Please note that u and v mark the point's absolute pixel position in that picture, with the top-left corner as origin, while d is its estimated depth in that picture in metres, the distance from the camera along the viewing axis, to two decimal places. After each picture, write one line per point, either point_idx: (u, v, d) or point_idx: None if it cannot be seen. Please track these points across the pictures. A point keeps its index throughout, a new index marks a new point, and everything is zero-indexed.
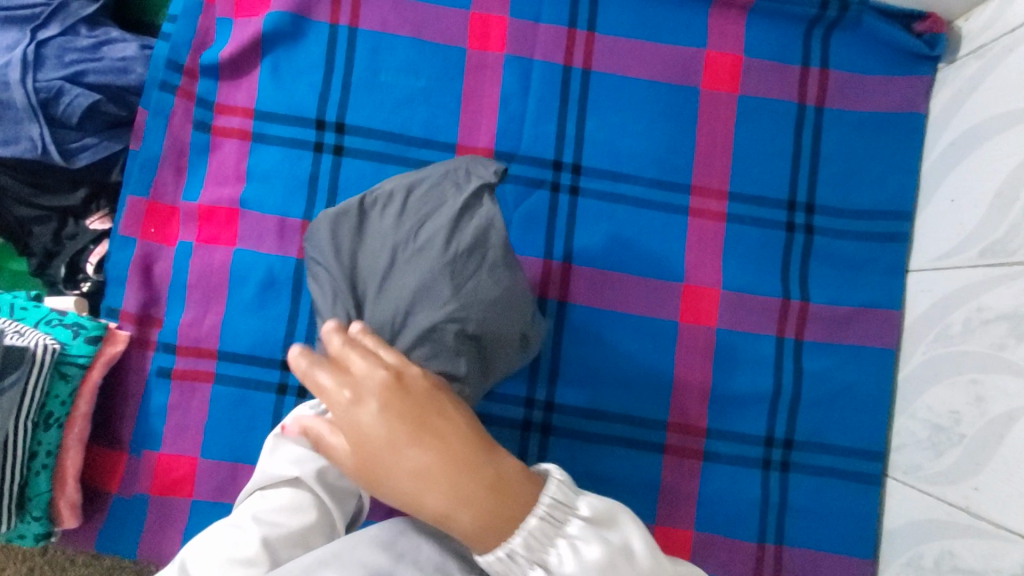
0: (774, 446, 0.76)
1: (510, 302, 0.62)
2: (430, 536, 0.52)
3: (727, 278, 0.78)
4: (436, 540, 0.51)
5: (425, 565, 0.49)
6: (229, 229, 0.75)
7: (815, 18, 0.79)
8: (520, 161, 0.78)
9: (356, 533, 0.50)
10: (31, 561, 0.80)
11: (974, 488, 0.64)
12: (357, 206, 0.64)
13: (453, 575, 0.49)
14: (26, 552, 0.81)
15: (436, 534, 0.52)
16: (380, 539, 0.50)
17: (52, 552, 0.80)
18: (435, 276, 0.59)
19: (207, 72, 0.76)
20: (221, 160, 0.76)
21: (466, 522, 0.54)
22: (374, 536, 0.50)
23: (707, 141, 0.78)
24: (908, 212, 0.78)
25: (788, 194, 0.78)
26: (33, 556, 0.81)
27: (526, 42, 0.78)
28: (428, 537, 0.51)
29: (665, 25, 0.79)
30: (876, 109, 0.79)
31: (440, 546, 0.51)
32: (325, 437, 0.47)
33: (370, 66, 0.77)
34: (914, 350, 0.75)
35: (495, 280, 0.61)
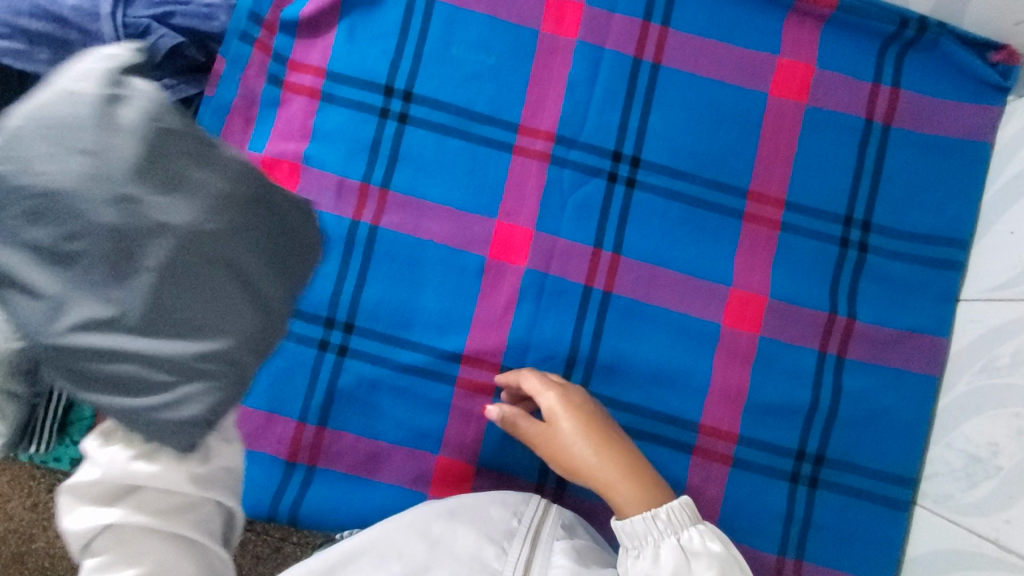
0: (804, 460, 0.76)
1: (231, 203, 0.41)
2: (465, 525, 0.61)
3: (775, 287, 0.77)
4: (471, 528, 0.61)
5: (460, 552, 0.59)
6: (289, 183, 0.76)
7: (892, 36, 0.78)
8: (579, 148, 0.78)
9: (398, 517, 0.62)
10: (36, 497, 0.82)
11: (1006, 521, 0.63)
12: None
13: (484, 561, 0.59)
14: (31, 488, 0.82)
15: (470, 523, 0.61)
16: (420, 526, 0.61)
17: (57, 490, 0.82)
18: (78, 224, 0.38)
19: (286, 28, 0.78)
20: (289, 116, 0.77)
21: (500, 513, 0.63)
22: (415, 523, 0.61)
23: (770, 148, 0.78)
24: (965, 240, 0.77)
25: (845, 210, 0.78)
26: (39, 493, 0.82)
27: (599, 31, 0.79)
28: (464, 525, 0.61)
29: (740, 28, 0.79)
30: (944, 134, 0.78)
31: (474, 534, 0.60)
32: (520, 421, 0.70)
33: (443, 39, 0.78)
34: (957, 379, 0.74)
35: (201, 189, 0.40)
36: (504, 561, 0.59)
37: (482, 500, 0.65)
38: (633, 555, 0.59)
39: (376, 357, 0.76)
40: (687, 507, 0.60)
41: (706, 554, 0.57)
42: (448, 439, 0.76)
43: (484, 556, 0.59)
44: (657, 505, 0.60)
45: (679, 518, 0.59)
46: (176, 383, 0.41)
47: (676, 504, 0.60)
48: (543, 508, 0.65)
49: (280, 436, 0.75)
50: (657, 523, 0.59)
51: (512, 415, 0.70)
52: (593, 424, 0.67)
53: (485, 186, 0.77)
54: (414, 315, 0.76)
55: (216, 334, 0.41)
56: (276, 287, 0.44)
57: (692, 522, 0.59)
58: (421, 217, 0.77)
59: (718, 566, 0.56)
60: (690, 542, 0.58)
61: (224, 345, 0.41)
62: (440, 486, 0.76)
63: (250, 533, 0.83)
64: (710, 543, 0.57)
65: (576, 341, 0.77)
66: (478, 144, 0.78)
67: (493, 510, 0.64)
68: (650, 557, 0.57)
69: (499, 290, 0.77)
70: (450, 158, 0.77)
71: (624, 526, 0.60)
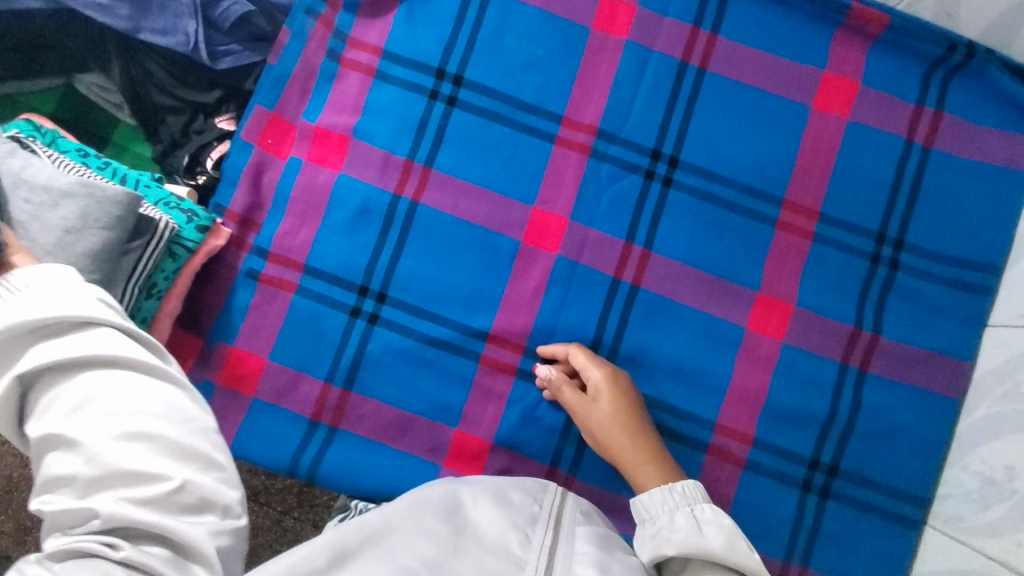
0: (816, 470, 0.76)
1: None
2: (488, 510, 0.61)
3: (802, 296, 0.78)
4: (494, 513, 0.60)
5: (485, 537, 0.58)
6: (338, 154, 0.79)
7: (938, 60, 0.79)
8: (620, 144, 0.80)
9: (423, 497, 0.60)
10: None
11: (1018, 543, 0.64)
12: None
13: (508, 547, 0.58)
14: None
15: (494, 508, 0.61)
16: (444, 508, 0.59)
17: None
18: None
19: (348, 7, 0.82)
20: (344, 90, 0.81)
21: (522, 499, 0.64)
22: (439, 504, 0.60)
23: (808, 159, 0.79)
24: (997, 267, 0.77)
25: (879, 226, 0.78)
26: None
27: (649, 32, 0.81)
28: (488, 512, 0.60)
29: (788, 40, 0.80)
30: (984, 159, 0.78)
31: (498, 518, 0.60)
32: (563, 389, 0.75)
33: (497, 28, 0.80)
34: (978, 403, 0.74)
35: None
36: (528, 547, 0.58)
37: (503, 486, 0.65)
38: (648, 525, 0.65)
39: (404, 327, 0.78)
40: (699, 489, 0.67)
41: (715, 522, 0.61)
42: (467, 415, 0.78)
43: (508, 542, 0.58)
44: (674, 481, 0.67)
45: (693, 494, 0.66)
46: None
47: (689, 483, 0.67)
48: (561, 499, 0.65)
49: (306, 394, 0.78)
50: (673, 495, 0.66)
51: (558, 382, 0.75)
52: (630, 413, 0.73)
53: (525, 172, 0.80)
54: (445, 291, 0.78)
55: None
56: None
57: (703, 499, 0.65)
58: (460, 197, 0.79)
59: (726, 533, 0.60)
60: (701, 514, 0.63)
61: None
62: (455, 459, 0.78)
63: (254, 504, 0.87)
64: (719, 515, 0.62)
65: (600, 331, 0.78)
66: (521, 132, 0.80)
67: (515, 496, 0.64)
68: (663, 522, 0.64)
69: (529, 274, 0.79)
70: (494, 142, 0.80)
71: (643, 500, 0.67)
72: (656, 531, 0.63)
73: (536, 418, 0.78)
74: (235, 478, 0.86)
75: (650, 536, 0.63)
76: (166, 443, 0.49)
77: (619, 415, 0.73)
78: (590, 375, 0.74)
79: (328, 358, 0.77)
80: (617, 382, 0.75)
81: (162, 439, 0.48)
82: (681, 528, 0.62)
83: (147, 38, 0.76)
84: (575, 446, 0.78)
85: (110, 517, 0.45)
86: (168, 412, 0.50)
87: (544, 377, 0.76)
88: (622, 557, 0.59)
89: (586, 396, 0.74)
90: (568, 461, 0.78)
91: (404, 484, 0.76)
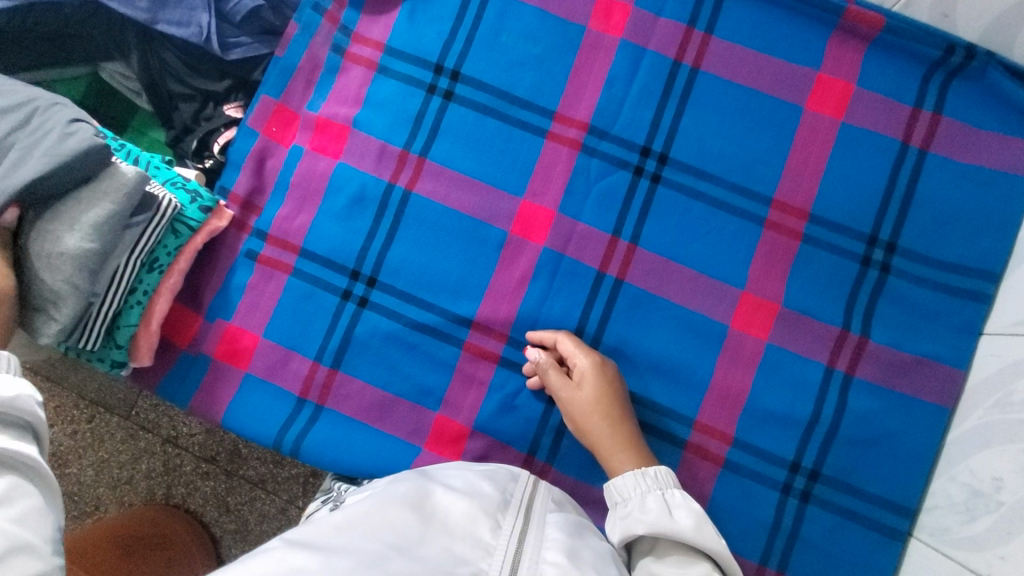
0: (798, 474, 0.75)
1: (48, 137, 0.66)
2: (456, 499, 0.57)
3: (789, 296, 0.77)
4: (462, 502, 0.57)
5: (454, 525, 0.55)
6: (337, 143, 0.83)
7: (937, 62, 0.78)
8: (610, 140, 0.81)
9: (391, 490, 0.57)
10: (77, 425, 0.94)
11: (1000, 557, 0.61)
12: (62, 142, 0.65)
13: (478, 535, 0.55)
14: (74, 417, 0.94)
15: (463, 495, 0.58)
16: (411, 499, 0.56)
17: (96, 423, 0.94)
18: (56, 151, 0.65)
19: (354, 4, 0.86)
20: (346, 83, 0.84)
21: (491, 489, 0.61)
22: (405, 495, 0.56)
23: (800, 159, 0.79)
24: (995, 274, 0.75)
25: (870, 229, 0.77)
26: (80, 421, 0.94)
27: (644, 32, 0.82)
28: (456, 499, 0.57)
29: (782, 41, 0.80)
30: (984, 164, 0.77)
31: (467, 507, 0.57)
32: (548, 374, 0.75)
33: (495, 26, 0.83)
34: (969, 413, 0.72)
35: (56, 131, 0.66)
36: (497, 534, 0.55)
37: (472, 477, 0.62)
38: (620, 507, 0.65)
39: (392, 311, 0.80)
40: (669, 474, 0.67)
41: (685, 505, 0.62)
42: (449, 400, 0.79)
43: (476, 530, 0.55)
44: (649, 466, 0.68)
45: (665, 480, 0.66)
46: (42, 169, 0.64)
47: (662, 468, 0.67)
48: (531, 488, 0.63)
49: (296, 371, 0.80)
50: (645, 479, 0.66)
51: (546, 365, 0.75)
52: (612, 402, 0.74)
53: (515, 165, 0.82)
54: (433, 277, 0.80)
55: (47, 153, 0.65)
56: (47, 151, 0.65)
57: (674, 485, 0.66)
58: (452, 187, 0.81)
59: (696, 517, 0.61)
60: (672, 498, 0.64)
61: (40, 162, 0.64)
62: (434, 443, 0.79)
63: (261, 491, 0.91)
64: (690, 500, 0.63)
65: (583, 322, 0.79)
66: (514, 126, 0.82)
67: (485, 486, 0.61)
68: (634, 504, 0.64)
69: (515, 265, 0.80)
70: (486, 136, 0.82)
71: (615, 483, 0.67)
72: (627, 513, 0.63)
73: (517, 407, 0.79)
74: (244, 465, 0.92)
75: (621, 518, 0.63)
76: None
77: (603, 405, 0.73)
78: (577, 362, 0.75)
79: (320, 338, 0.80)
80: (602, 372, 0.75)
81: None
82: (652, 510, 0.62)
83: (164, 30, 0.82)
84: (553, 437, 0.79)
85: None
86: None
87: (532, 359, 0.77)
88: (594, 543, 0.58)
89: (571, 382, 0.74)
90: (546, 451, 0.78)
91: (384, 466, 0.78)
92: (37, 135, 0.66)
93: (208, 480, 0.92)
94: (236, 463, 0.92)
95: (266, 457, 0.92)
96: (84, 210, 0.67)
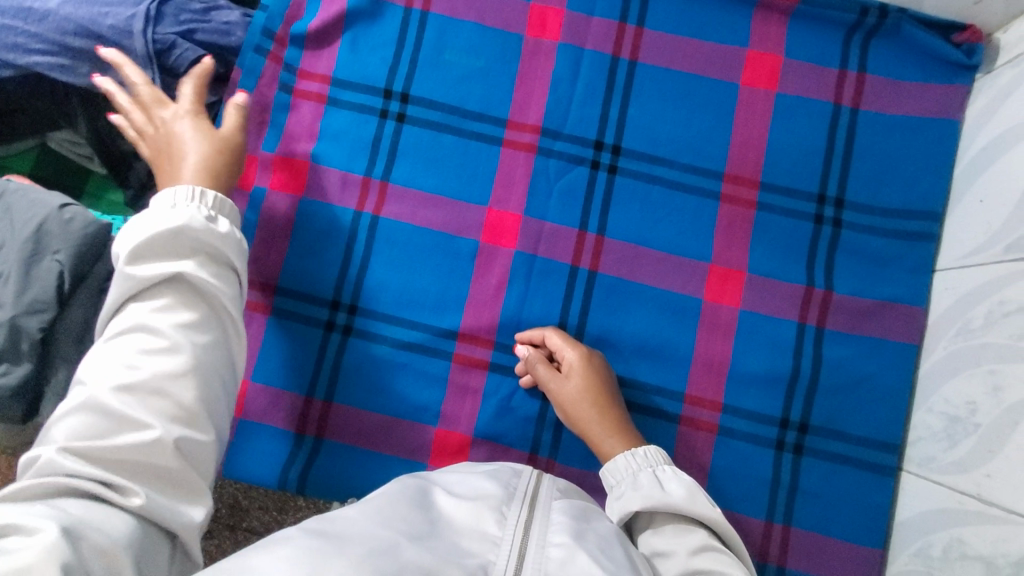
0: (788, 428, 0.78)
1: (57, 221, 0.67)
2: (461, 500, 0.58)
3: (753, 263, 0.81)
4: (467, 501, 0.58)
5: (460, 523, 0.56)
6: (299, 179, 0.84)
7: (854, 25, 0.83)
8: (564, 139, 0.84)
9: (393, 491, 0.58)
10: None
11: (987, 475, 0.64)
12: (73, 224, 0.67)
13: (484, 530, 0.55)
14: None
15: (466, 498, 0.59)
16: (416, 499, 0.57)
17: None
18: (70, 235, 0.67)
19: (295, 41, 0.87)
20: (299, 119, 0.86)
21: (495, 485, 0.62)
22: (409, 495, 0.58)
23: (743, 132, 0.83)
24: (938, 213, 0.80)
25: (818, 188, 0.81)
26: None
27: (580, 33, 0.85)
28: (460, 501, 0.58)
29: (710, 24, 0.85)
30: (911, 113, 0.82)
31: (471, 505, 0.58)
32: (537, 369, 0.77)
33: (437, 46, 0.85)
34: (936, 345, 0.76)
35: (62, 211, 0.68)
36: (503, 526, 0.56)
37: (475, 478, 0.63)
38: (615, 488, 0.69)
39: (377, 336, 0.81)
40: (657, 453, 0.71)
41: (676, 478, 0.66)
42: (446, 412, 0.81)
43: (483, 525, 0.56)
44: (638, 446, 0.72)
45: (655, 457, 0.69)
46: (62, 253, 0.67)
47: (652, 448, 0.71)
48: (534, 481, 0.65)
49: (290, 409, 0.81)
50: (636, 459, 0.70)
51: (534, 360, 0.77)
52: (600, 390, 0.76)
53: (476, 176, 0.84)
54: (412, 296, 0.82)
55: (65, 237, 0.67)
56: (61, 235, 0.67)
57: (663, 462, 0.69)
58: (418, 206, 0.83)
59: (687, 487, 0.64)
60: (663, 473, 0.67)
61: (65, 250, 0.67)
62: (438, 457, 0.80)
63: None
64: (681, 473, 0.66)
65: (564, 316, 0.81)
66: (469, 139, 0.84)
67: (489, 484, 0.62)
68: (627, 483, 0.67)
69: (490, 271, 0.82)
70: (444, 152, 0.84)
71: (610, 467, 0.71)
72: (621, 493, 0.67)
73: (514, 408, 0.81)
74: (247, 517, 0.91)
75: (616, 499, 0.67)
76: (201, 395, 0.53)
77: (591, 393, 0.75)
78: (564, 355, 0.77)
79: (309, 372, 0.81)
80: (588, 362, 0.77)
81: (206, 376, 0.54)
82: (644, 485, 0.66)
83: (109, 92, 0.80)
84: (553, 431, 0.81)
85: (167, 437, 0.50)
86: (208, 378, 0.54)
87: (521, 356, 0.79)
88: (599, 527, 0.59)
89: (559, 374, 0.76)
90: (548, 445, 0.80)
91: None
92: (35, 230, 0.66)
93: (212, 538, 0.91)
94: (238, 516, 0.91)
95: (269, 505, 0.91)
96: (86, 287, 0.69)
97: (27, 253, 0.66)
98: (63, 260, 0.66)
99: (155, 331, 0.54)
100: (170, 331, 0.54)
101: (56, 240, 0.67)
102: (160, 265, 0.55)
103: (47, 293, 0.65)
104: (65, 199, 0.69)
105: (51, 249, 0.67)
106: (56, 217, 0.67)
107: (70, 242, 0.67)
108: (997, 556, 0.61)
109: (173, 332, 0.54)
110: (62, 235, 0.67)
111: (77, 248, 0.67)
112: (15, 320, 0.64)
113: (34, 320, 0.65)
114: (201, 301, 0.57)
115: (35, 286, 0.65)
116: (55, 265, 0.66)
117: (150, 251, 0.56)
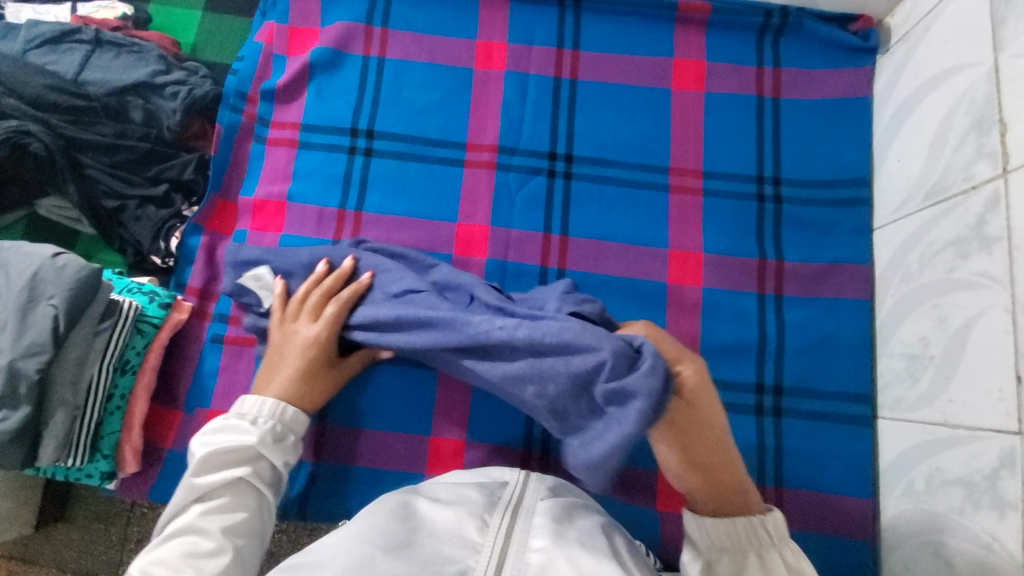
0: (765, 393, 0.82)
1: (54, 270, 0.70)
2: (444, 508, 0.59)
3: (707, 244, 0.87)
4: (449, 509, 0.58)
5: (442, 528, 0.56)
6: (277, 219, 0.90)
7: (763, 27, 0.93)
8: (520, 154, 0.91)
9: (379, 508, 0.58)
10: None
11: (948, 400, 0.68)
12: (67, 270, 0.71)
13: (463, 534, 0.56)
14: None
15: (449, 505, 0.59)
16: (399, 514, 0.57)
17: None
18: (63, 281, 0.70)
19: (266, 96, 0.95)
20: (273, 164, 0.92)
21: (478, 493, 0.62)
22: (392, 511, 0.58)
23: (681, 129, 0.91)
24: (866, 179, 0.87)
25: (756, 170, 0.89)
26: None
27: (523, 60, 0.94)
28: (441, 508, 0.59)
29: (638, 41, 0.95)
30: (826, 96, 0.91)
31: (453, 512, 0.58)
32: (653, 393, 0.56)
33: (395, 85, 0.94)
34: (886, 294, 0.81)
35: (57, 258, 0.71)
36: (484, 531, 0.56)
37: (460, 488, 0.63)
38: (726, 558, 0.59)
39: None
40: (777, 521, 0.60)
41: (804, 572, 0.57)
42: (437, 420, 0.83)
43: (463, 531, 0.56)
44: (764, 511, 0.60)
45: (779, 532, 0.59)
46: (57, 297, 0.69)
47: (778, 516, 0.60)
48: (520, 487, 0.64)
49: None
50: (762, 530, 0.59)
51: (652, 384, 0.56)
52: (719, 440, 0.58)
53: (443, 196, 0.90)
54: None
55: (59, 283, 0.70)
56: (55, 282, 0.70)
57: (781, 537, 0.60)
58: (392, 229, 0.89)
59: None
60: (787, 557, 0.58)
61: (60, 296, 0.69)
62: (434, 464, 0.82)
63: None
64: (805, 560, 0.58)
65: None
66: (433, 163, 0.91)
67: (473, 493, 0.62)
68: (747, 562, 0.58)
69: None
70: (411, 177, 0.90)
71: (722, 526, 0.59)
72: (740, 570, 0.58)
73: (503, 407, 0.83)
74: None
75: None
76: None
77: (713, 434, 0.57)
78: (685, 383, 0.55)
79: None
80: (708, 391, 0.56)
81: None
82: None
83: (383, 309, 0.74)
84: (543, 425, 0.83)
85: None
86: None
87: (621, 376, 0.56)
88: (580, 523, 0.59)
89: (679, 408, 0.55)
90: (540, 441, 0.82)
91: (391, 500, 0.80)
92: (31, 278, 0.70)
93: None
94: None
95: None
96: (78, 330, 0.72)
97: (24, 299, 0.69)
98: (56, 305, 0.69)
99: (204, 532, 0.60)
100: (214, 537, 0.60)
101: (52, 287, 0.70)
102: (224, 472, 0.63)
103: (43, 335, 0.68)
104: (58, 249, 0.73)
105: (46, 295, 0.70)
106: (52, 265, 0.71)
107: (63, 287, 0.70)
108: (972, 473, 0.64)
109: (219, 535, 0.60)
110: (55, 281, 0.70)
111: (73, 293, 0.70)
112: (13, 364, 0.67)
113: (31, 363, 0.68)
114: (243, 509, 0.63)
115: (31, 330, 0.68)
116: (51, 310, 0.69)
117: (218, 461, 0.63)
